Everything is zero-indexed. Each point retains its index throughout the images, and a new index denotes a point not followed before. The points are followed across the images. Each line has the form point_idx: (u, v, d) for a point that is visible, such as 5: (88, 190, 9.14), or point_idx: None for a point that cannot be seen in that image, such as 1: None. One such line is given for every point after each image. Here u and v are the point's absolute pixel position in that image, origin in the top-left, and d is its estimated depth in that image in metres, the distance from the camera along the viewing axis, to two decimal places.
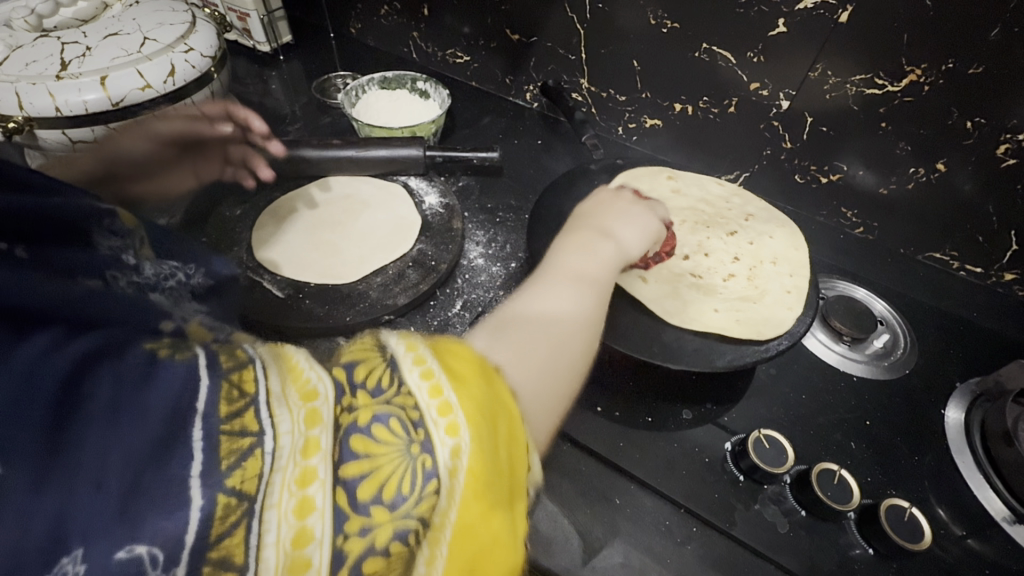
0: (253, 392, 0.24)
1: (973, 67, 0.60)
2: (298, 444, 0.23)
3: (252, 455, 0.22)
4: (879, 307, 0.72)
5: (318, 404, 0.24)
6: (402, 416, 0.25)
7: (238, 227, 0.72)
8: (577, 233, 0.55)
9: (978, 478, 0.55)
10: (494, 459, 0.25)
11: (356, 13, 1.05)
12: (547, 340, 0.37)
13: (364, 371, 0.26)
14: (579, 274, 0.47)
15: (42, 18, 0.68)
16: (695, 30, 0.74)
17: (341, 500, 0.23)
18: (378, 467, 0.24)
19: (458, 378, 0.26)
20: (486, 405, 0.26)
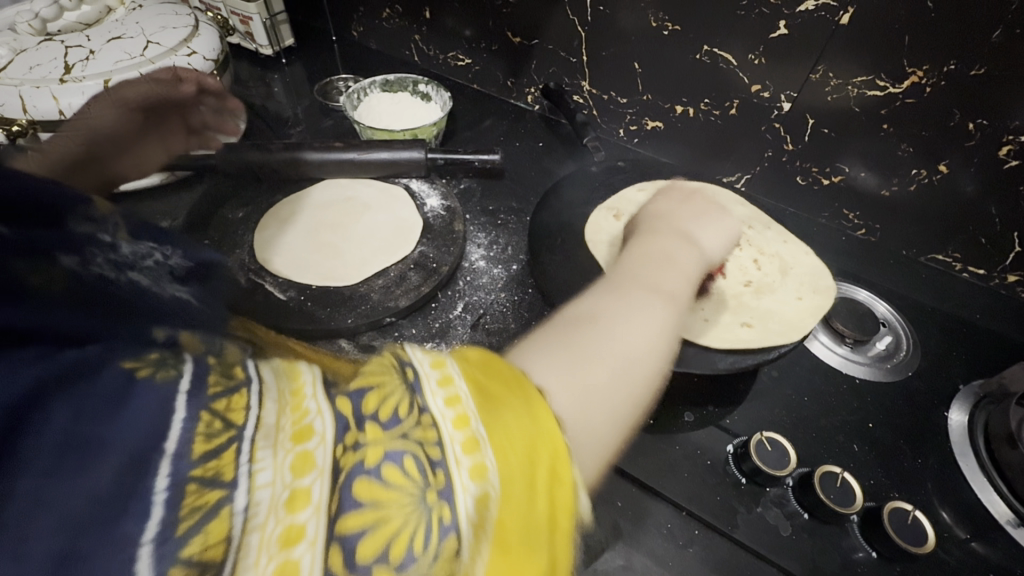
0: (241, 421, 0.23)
1: (975, 68, 0.60)
2: (282, 496, 0.22)
3: (216, 516, 0.21)
4: (882, 309, 0.72)
5: (312, 446, 0.23)
6: (417, 455, 0.24)
7: (240, 230, 0.72)
8: (657, 236, 0.55)
9: (981, 481, 0.54)
10: (530, 502, 0.24)
11: (358, 16, 1.05)
12: (605, 371, 0.35)
13: (376, 400, 0.25)
14: (654, 285, 0.46)
15: (46, 21, 0.68)
16: (696, 33, 0.74)
17: (334, 561, 0.21)
18: (383, 518, 0.22)
19: (487, 407, 0.25)
20: (518, 436, 0.25)
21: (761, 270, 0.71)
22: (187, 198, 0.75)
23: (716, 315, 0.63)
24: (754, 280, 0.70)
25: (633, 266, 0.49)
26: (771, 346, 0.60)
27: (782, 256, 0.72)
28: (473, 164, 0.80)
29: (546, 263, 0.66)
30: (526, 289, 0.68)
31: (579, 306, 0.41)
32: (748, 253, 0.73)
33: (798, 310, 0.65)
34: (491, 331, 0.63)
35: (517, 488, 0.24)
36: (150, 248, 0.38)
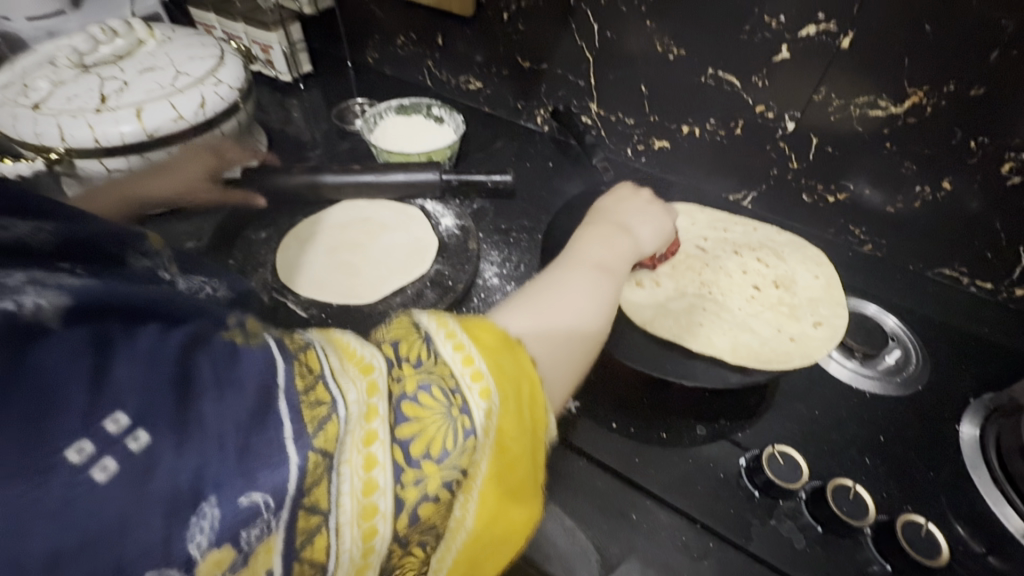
0: (319, 368, 0.26)
1: (974, 88, 0.61)
2: (361, 411, 0.26)
3: (329, 422, 0.25)
4: (890, 323, 0.73)
5: (375, 376, 0.28)
6: (441, 384, 0.29)
7: (261, 250, 0.74)
8: (602, 225, 0.61)
9: (994, 494, 0.55)
10: (518, 420, 0.30)
11: (373, 43, 1.09)
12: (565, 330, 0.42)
13: (406, 347, 0.30)
14: (600, 263, 0.53)
15: (83, 55, 0.72)
16: (700, 57, 0.77)
17: (398, 457, 0.27)
18: (424, 429, 0.28)
19: (488, 348, 0.31)
20: (511, 369, 0.31)
21: (766, 288, 0.74)
22: (211, 220, 0.78)
23: (724, 333, 0.65)
24: (760, 293, 0.73)
25: (580, 249, 0.55)
26: (782, 360, 0.62)
27: (767, 240, 0.79)
28: (484, 185, 0.82)
29: None
30: None
31: (540, 280, 0.47)
32: (753, 269, 0.76)
33: (810, 327, 0.67)
34: None
35: (515, 410, 0.30)
36: (188, 271, 0.40)
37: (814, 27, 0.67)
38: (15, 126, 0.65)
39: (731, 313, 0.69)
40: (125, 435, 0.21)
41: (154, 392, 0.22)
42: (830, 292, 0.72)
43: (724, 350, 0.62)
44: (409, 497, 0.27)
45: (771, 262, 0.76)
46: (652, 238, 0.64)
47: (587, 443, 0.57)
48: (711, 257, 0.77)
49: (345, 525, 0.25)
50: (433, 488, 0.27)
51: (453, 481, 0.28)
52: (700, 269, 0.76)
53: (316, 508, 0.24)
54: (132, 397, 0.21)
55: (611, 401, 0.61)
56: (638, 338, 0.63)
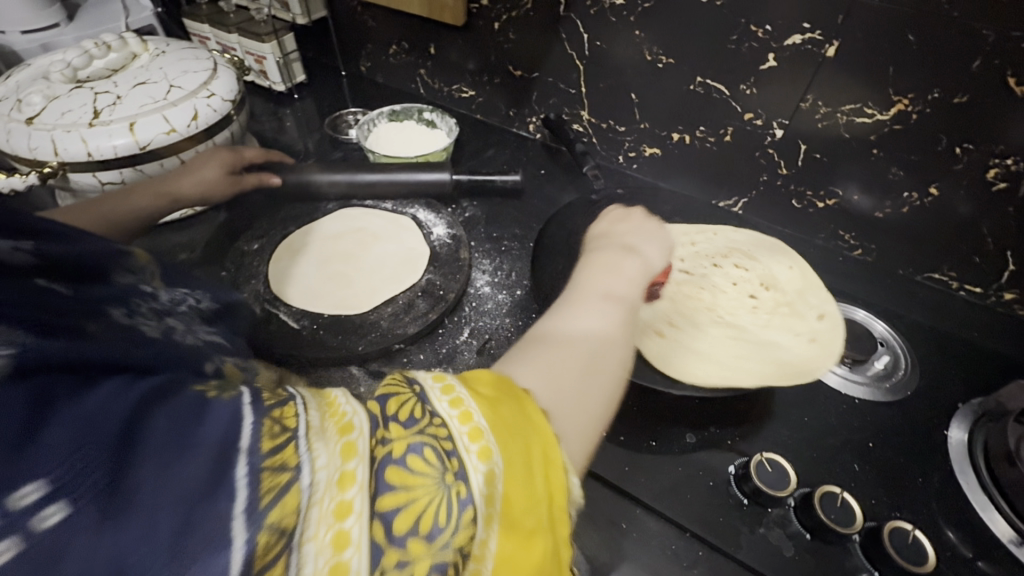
0: (294, 426, 0.26)
1: (958, 96, 0.62)
2: (333, 478, 0.25)
3: (288, 492, 0.24)
4: (880, 328, 0.73)
5: (353, 438, 0.27)
6: (436, 446, 0.28)
7: (254, 261, 0.75)
8: (605, 251, 0.61)
9: (982, 499, 0.55)
10: (524, 478, 0.28)
11: (367, 52, 1.10)
12: (582, 369, 0.41)
13: (396, 405, 0.29)
14: (605, 292, 0.53)
15: (77, 70, 0.73)
16: (689, 65, 0.77)
17: (378, 534, 0.25)
18: (414, 499, 0.26)
19: (484, 402, 0.30)
20: (514, 425, 0.30)
21: (760, 294, 0.75)
22: (205, 231, 0.79)
23: (723, 347, 0.67)
24: (758, 299, 0.75)
25: (586, 280, 0.55)
26: (799, 371, 0.63)
27: (737, 243, 0.81)
28: (494, 184, 0.86)
29: (549, 288, 0.68)
30: (530, 314, 0.70)
31: (545, 324, 0.46)
32: (737, 275, 0.77)
33: (812, 326, 0.70)
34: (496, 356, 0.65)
35: (518, 471, 0.28)
36: (174, 288, 0.41)
37: (799, 36, 0.67)
38: (9, 141, 0.66)
39: (724, 325, 0.71)
40: (37, 509, 0.20)
41: (98, 456, 0.22)
42: (799, 289, 0.75)
43: (749, 374, 0.63)
44: None
45: (753, 266, 0.78)
46: (661, 258, 0.64)
47: None
48: (699, 267, 0.78)
49: None
50: (421, 569, 0.25)
51: (446, 562, 0.26)
52: (697, 293, 0.76)
53: None
54: (70, 462, 0.21)
55: None
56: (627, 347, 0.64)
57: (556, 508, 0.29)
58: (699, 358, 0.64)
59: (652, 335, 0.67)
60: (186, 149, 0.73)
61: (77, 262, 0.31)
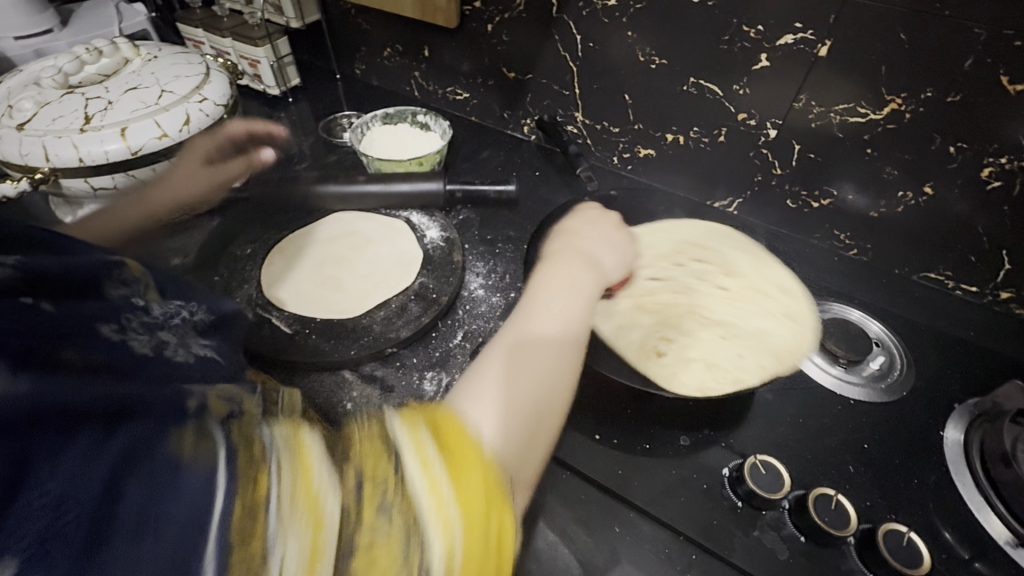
0: (266, 496, 0.27)
1: (951, 95, 0.62)
2: (304, 548, 0.27)
3: (259, 558, 0.26)
4: (875, 328, 0.73)
5: (325, 510, 0.28)
6: (402, 514, 0.29)
7: (247, 265, 0.75)
8: (562, 257, 0.57)
9: (979, 500, 0.54)
10: (480, 550, 0.29)
11: (361, 55, 1.10)
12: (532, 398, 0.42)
13: (370, 469, 0.30)
14: (563, 314, 0.50)
15: (68, 75, 0.72)
16: (682, 66, 0.77)
17: None
18: (376, 563, 0.27)
19: (454, 473, 0.30)
20: (478, 497, 0.30)
21: (729, 284, 0.74)
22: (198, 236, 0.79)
23: (701, 347, 0.66)
24: (728, 288, 0.73)
25: (543, 281, 0.54)
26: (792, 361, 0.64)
27: (690, 236, 0.80)
28: (487, 195, 0.84)
29: None
30: None
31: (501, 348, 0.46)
32: (702, 269, 0.76)
33: (788, 304, 0.71)
34: None
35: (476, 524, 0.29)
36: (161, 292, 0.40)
37: (791, 36, 0.67)
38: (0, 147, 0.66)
39: (703, 322, 0.70)
40: None
41: (74, 523, 0.24)
42: (760, 273, 0.75)
43: (747, 370, 0.62)
44: None
45: (710, 258, 0.77)
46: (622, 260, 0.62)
47: (570, 454, 0.57)
48: (661, 263, 0.77)
49: None
50: None
51: None
52: (671, 294, 0.73)
53: None
54: (46, 534, 0.23)
55: (595, 412, 0.61)
56: (620, 350, 0.64)
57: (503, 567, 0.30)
58: (682, 359, 0.63)
59: (645, 350, 0.64)
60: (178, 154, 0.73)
61: (66, 278, 0.32)
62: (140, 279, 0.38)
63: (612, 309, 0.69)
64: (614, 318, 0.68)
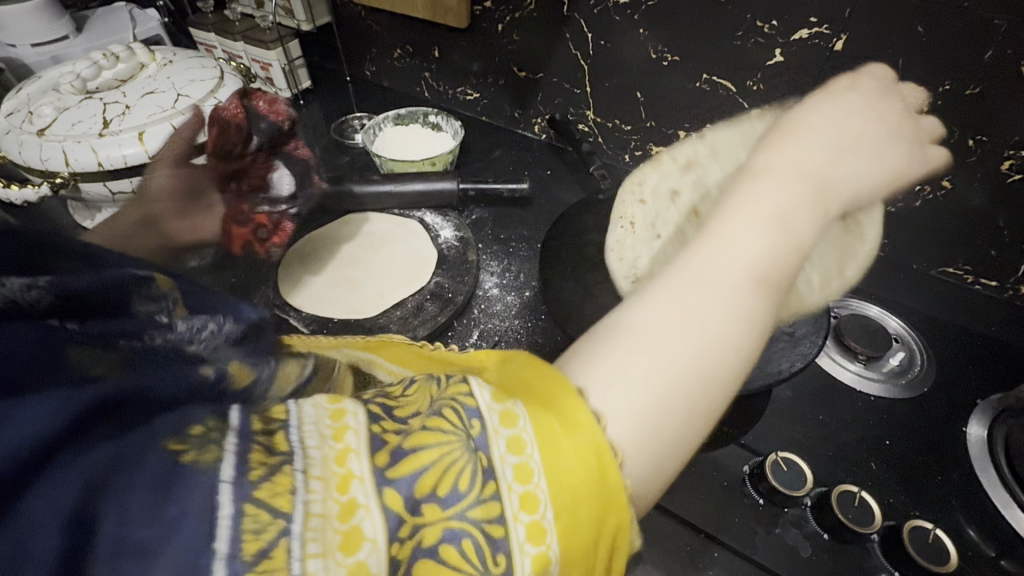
0: (285, 450, 0.23)
1: (970, 87, 0.61)
2: (332, 511, 0.22)
3: (278, 543, 0.20)
4: (894, 324, 0.72)
5: (354, 489, 0.23)
6: (483, 528, 0.24)
7: (264, 267, 0.76)
8: (773, 152, 0.44)
9: (1005, 497, 0.54)
10: (585, 532, 0.26)
11: (371, 57, 1.11)
12: (687, 319, 0.33)
13: (437, 465, 0.24)
14: (780, 217, 0.38)
15: (86, 81, 0.73)
16: (694, 63, 0.77)
17: (391, 503, 0.23)
18: (441, 457, 0.25)
19: (539, 410, 0.27)
20: (580, 472, 0.26)
21: None
22: None
23: None
24: None
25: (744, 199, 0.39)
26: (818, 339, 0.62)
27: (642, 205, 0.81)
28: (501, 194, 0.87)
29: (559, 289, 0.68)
30: (540, 316, 0.70)
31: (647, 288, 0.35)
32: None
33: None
34: None
35: (570, 502, 0.25)
36: None
37: (807, 30, 0.67)
38: (22, 153, 0.67)
39: None
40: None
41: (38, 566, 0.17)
42: None
43: None
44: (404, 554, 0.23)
45: None
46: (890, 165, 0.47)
47: None
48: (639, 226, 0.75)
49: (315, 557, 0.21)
50: (432, 540, 0.24)
51: (461, 534, 0.24)
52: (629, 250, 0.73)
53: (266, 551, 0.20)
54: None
55: None
56: None
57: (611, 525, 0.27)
58: None
59: None
60: None
61: (95, 297, 0.25)
62: (173, 292, 0.29)
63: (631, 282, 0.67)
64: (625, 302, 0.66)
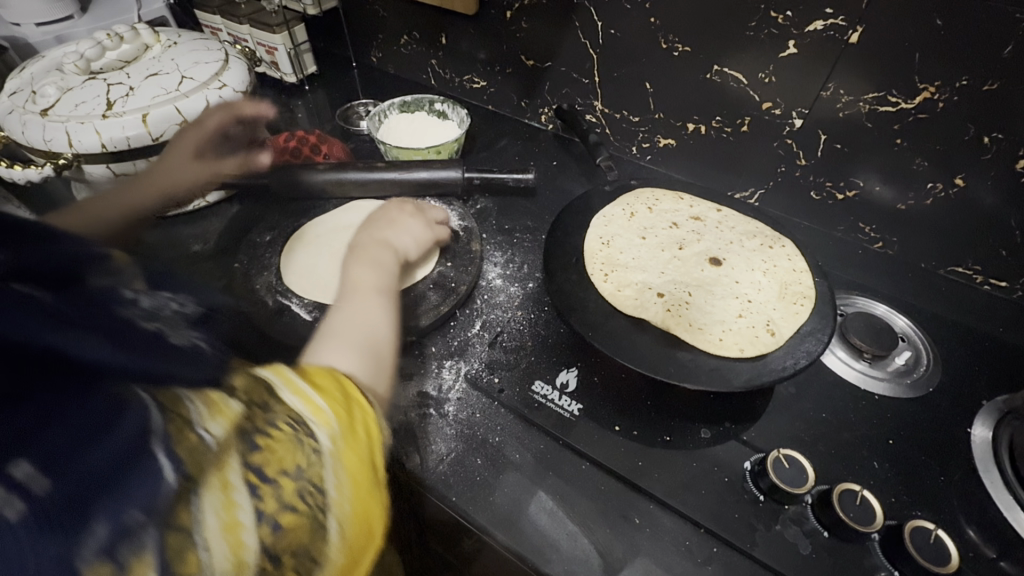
0: (192, 438, 0.28)
1: (988, 83, 0.60)
2: (221, 522, 0.28)
3: (191, 558, 0.27)
4: (901, 323, 0.71)
5: (227, 474, 0.29)
6: (314, 487, 0.32)
7: (267, 252, 0.75)
8: (361, 248, 0.63)
9: (1008, 498, 0.53)
10: (359, 455, 0.34)
11: (377, 43, 1.10)
12: (354, 322, 0.50)
13: (274, 458, 0.30)
14: (377, 266, 0.60)
15: (90, 61, 0.72)
16: (705, 53, 0.76)
17: (252, 481, 0.30)
18: (275, 450, 0.31)
19: (327, 392, 0.35)
20: (354, 426, 0.35)
21: (679, 222, 0.78)
22: (217, 225, 0.80)
23: (712, 303, 0.66)
24: (680, 236, 0.76)
25: (349, 273, 0.58)
26: (811, 339, 0.60)
27: (640, 192, 0.82)
28: (506, 184, 0.85)
29: (562, 280, 0.67)
30: (543, 307, 0.70)
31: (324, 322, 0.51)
32: (687, 236, 0.76)
33: (744, 302, 0.67)
34: (508, 350, 0.65)
35: (351, 447, 0.34)
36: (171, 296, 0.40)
37: (822, 22, 0.65)
38: (24, 132, 0.66)
39: (697, 274, 0.71)
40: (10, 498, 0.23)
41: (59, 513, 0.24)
42: (704, 222, 0.78)
43: (709, 328, 0.62)
44: (267, 505, 0.30)
45: (656, 206, 0.80)
46: (428, 229, 0.70)
47: (589, 446, 0.56)
48: (634, 219, 0.77)
49: (214, 535, 0.27)
50: (289, 497, 0.30)
51: (305, 490, 0.31)
52: (627, 240, 0.74)
53: (180, 525, 0.27)
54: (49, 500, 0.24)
55: (614, 403, 0.60)
56: (645, 342, 0.60)
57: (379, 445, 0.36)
58: (701, 325, 0.62)
59: (663, 315, 0.63)
60: None
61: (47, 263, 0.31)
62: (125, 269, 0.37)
63: (605, 281, 0.67)
64: (626, 288, 0.67)
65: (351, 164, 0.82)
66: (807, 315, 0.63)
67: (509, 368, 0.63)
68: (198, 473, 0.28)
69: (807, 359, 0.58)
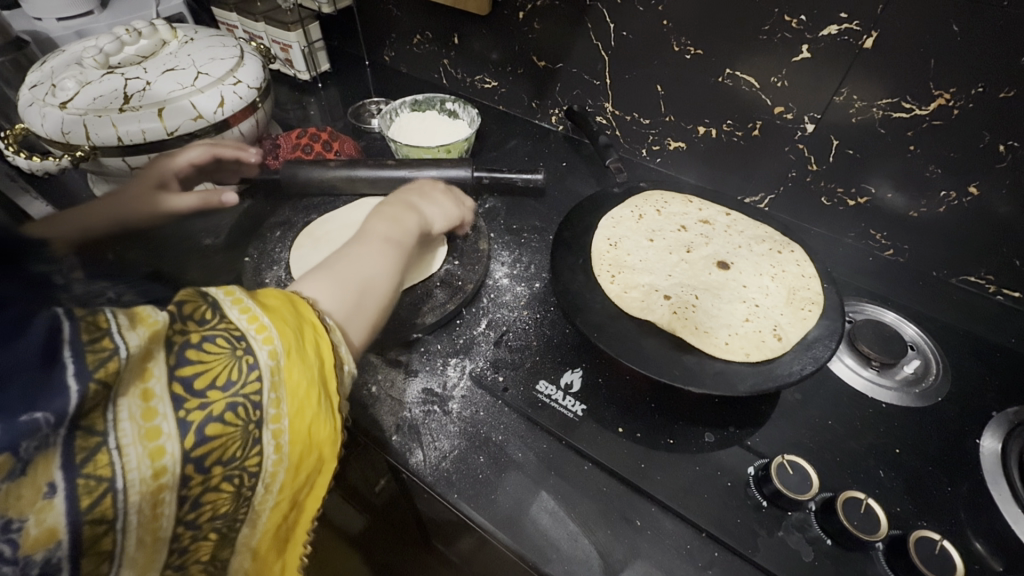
0: (112, 346, 0.29)
1: (1004, 90, 0.59)
2: (139, 429, 0.29)
3: (100, 452, 0.28)
4: (910, 331, 0.71)
5: (151, 383, 0.30)
6: (247, 404, 0.33)
7: (276, 247, 0.76)
8: (388, 205, 0.64)
9: (1016, 511, 0.53)
10: (303, 372, 0.36)
11: (391, 42, 1.10)
12: (349, 262, 0.51)
13: (204, 372, 0.32)
14: (394, 219, 0.61)
15: (109, 55, 0.73)
16: (718, 57, 0.76)
17: (178, 391, 0.31)
18: (209, 367, 0.32)
19: (273, 312, 0.36)
20: (298, 350, 0.36)
21: (688, 225, 0.77)
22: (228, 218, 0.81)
23: (719, 306, 0.66)
24: (689, 240, 0.75)
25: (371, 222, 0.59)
26: (819, 345, 0.60)
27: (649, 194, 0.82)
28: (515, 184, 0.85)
29: (569, 280, 0.67)
30: (549, 307, 0.70)
31: (331, 254, 0.52)
32: (695, 240, 0.76)
33: (751, 306, 0.66)
34: (513, 349, 0.65)
35: (292, 367, 0.35)
36: None
37: (836, 26, 0.65)
38: (44, 125, 0.68)
39: (705, 276, 0.71)
40: None
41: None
42: (712, 226, 0.77)
43: (715, 332, 0.62)
44: (194, 417, 0.31)
45: (665, 209, 0.80)
46: (454, 209, 0.70)
47: (591, 447, 0.56)
48: (642, 222, 0.77)
49: (130, 444, 0.29)
50: (219, 410, 0.32)
51: (239, 404, 0.32)
52: (634, 241, 0.74)
53: (92, 429, 0.28)
54: None
55: (618, 405, 0.60)
56: (650, 344, 0.60)
57: (324, 369, 0.38)
58: (708, 329, 0.62)
59: (670, 317, 0.62)
60: (211, 135, 0.74)
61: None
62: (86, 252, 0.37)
63: (612, 283, 0.67)
64: (632, 290, 0.66)
65: (361, 161, 0.82)
66: (815, 321, 0.63)
67: (514, 367, 0.63)
68: (110, 381, 0.28)
69: (815, 365, 0.57)
